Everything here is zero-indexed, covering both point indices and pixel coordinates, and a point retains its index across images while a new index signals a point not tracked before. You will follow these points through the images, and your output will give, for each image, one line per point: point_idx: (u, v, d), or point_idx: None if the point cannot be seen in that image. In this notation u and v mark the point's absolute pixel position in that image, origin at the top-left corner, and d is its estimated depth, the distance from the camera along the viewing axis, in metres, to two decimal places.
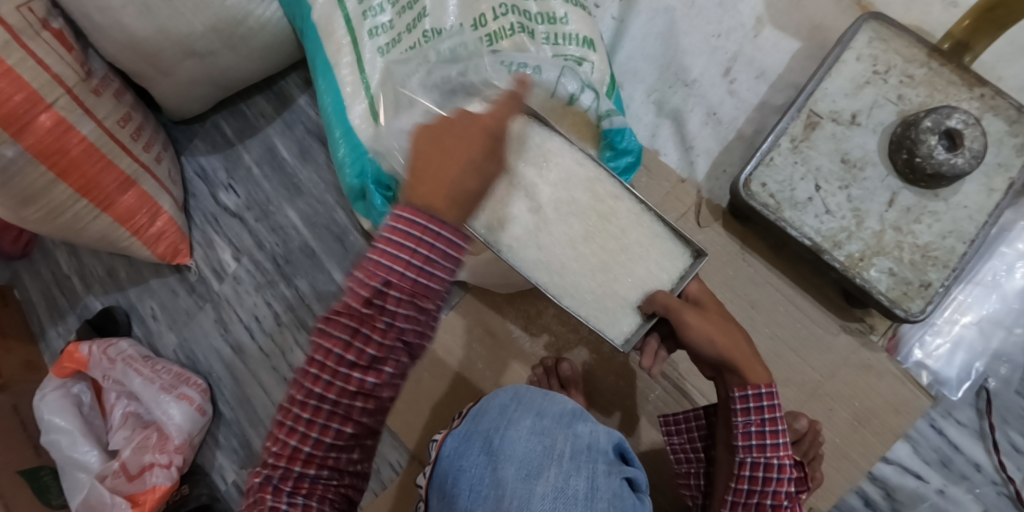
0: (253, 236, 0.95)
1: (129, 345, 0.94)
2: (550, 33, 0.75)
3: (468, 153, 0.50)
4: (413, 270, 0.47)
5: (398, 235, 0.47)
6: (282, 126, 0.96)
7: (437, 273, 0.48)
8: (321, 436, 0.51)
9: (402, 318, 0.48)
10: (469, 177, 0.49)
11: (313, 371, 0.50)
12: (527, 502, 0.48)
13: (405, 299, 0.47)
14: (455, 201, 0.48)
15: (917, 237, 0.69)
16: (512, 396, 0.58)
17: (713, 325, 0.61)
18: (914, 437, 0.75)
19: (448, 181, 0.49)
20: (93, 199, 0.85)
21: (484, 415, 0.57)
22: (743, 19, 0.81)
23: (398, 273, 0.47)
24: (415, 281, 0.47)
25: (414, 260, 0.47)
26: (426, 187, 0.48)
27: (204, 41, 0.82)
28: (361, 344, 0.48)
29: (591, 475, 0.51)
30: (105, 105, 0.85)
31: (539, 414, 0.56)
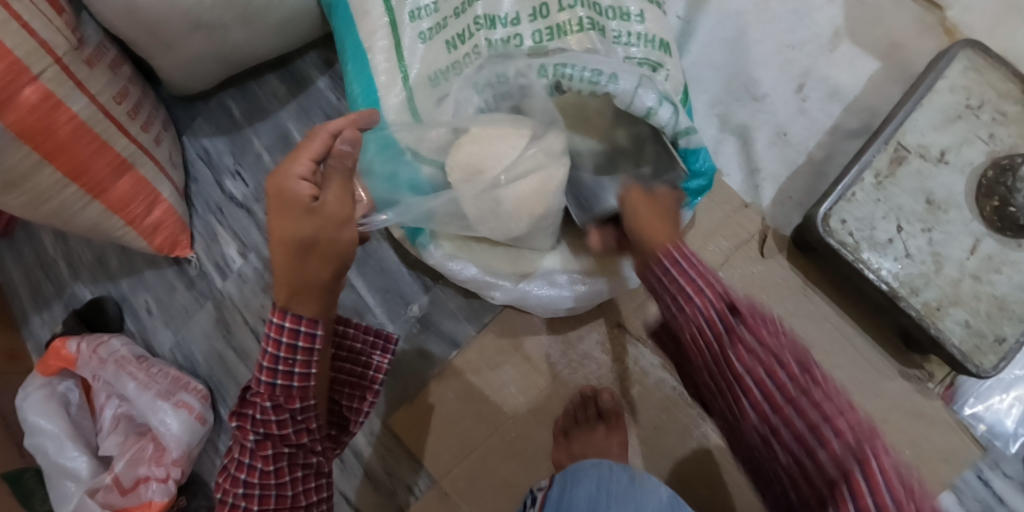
0: (262, 231, 0.87)
1: (121, 343, 0.86)
2: (622, 32, 0.67)
3: (301, 228, 0.46)
4: (275, 379, 0.49)
5: (265, 356, 0.49)
6: (297, 110, 0.86)
7: (292, 377, 0.49)
8: None
9: (276, 424, 0.51)
10: (299, 255, 0.47)
11: (228, 500, 0.54)
12: None
13: (274, 409, 0.50)
14: (287, 286, 0.47)
15: (994, 288, 0.65)
16: (598, 483, 0.58)
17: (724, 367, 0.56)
18: (961, 487, 0.72)
19: (299, 270, 0.47)
20: (84, 184, 0.76)
21: (574, 505, 0.57)
22: (819, 31, 0.74)
23: (264, 388, 0.49)
24: (275, 390, 0.49)
25: (273, 371, 0.49)
26: (288, 282, 0.47)
27: (218, 14, 0.72)
28: (252, 454, 0.52)
29: None
30: (99, 78, 0.75)
31: (637, 509, 0.56)
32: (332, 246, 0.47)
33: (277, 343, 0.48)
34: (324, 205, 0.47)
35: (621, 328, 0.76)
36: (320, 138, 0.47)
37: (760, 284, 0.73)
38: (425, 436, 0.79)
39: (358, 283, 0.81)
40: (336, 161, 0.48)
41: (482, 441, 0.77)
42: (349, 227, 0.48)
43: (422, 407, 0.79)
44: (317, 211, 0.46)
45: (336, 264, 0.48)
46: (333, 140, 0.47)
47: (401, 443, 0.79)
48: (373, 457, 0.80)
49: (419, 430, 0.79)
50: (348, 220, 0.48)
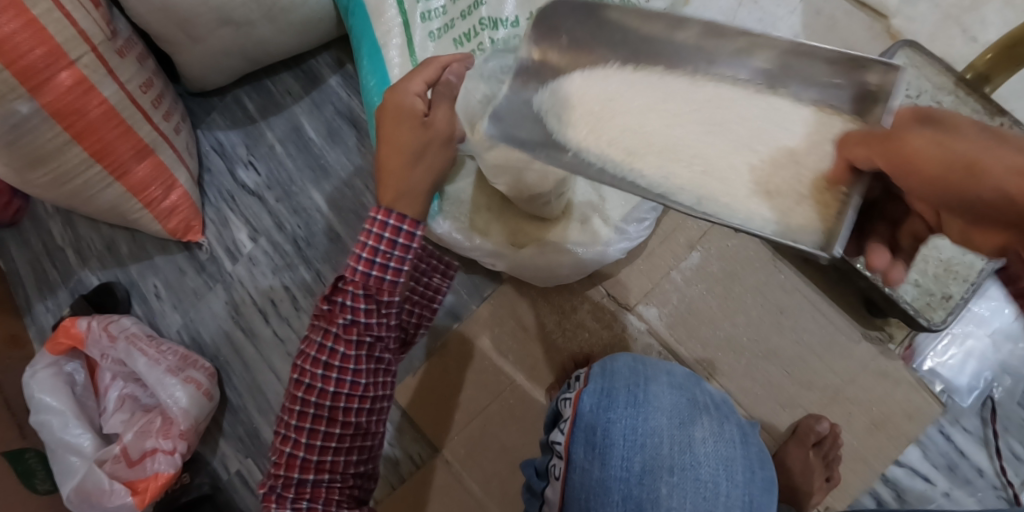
0: (272, 216, 0.92)
1: (131, 323, 0.89)
2: None
3: (412, 137, 0.56)
4: (373, 267, 0.56)
5: (368, 242, 0.56)
6: (310, 105, 0.93)
7: (390, 267, 0.57)
8: (315, 439, 0.58)
9: (364, 310, 0.57)
10: (409, 163, 0.57)
11: (304, 382, 0.59)
12: (689, 446, 0.56)
13: (365, 295, 0.57)
14: (392, 187, 0.57)
15: (941, 252, 0.74)
16: (634, 359, 0.62)
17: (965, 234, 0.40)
18: (925, 442, 0.80)
19: (404, 173, 0.57)
20: (108, 165, 0.81)
21: (615, 373, 0.60)
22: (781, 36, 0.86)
23: (360, 273, 0.56)
24: (370, 277, 0.57)
25: (372, 260, 0.56)
26: (392, 185, 0.57)
27: (244, 11, 0.80)
28: (334, 339, 0.58)
29: (738, 425, 0.59)
30: (128, 68, 0.81)
31: (669, 372, 0.62)
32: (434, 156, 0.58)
33: (381, 234, 0.56)
34: (434, 121, 0.57)
35: (611, 298, 0.82)
36: (433, 67, 0.57)
37: (737, 257, 0.81)
38: (428, 408, 0.83)
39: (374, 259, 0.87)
40: (445, 88, 0.57)
41: (485, 409, 0.82)
42: (449, 145, 0.58)
43: (427, 380, 0.83)
44: (426, 126, 0.56)
45: (431, 178, 0.58)
46: (443, 71, 0.57)
47: (405, 413, 0.83)
48: None
49: (424, 399, 0.83)
50: (450, 138, 0.58)
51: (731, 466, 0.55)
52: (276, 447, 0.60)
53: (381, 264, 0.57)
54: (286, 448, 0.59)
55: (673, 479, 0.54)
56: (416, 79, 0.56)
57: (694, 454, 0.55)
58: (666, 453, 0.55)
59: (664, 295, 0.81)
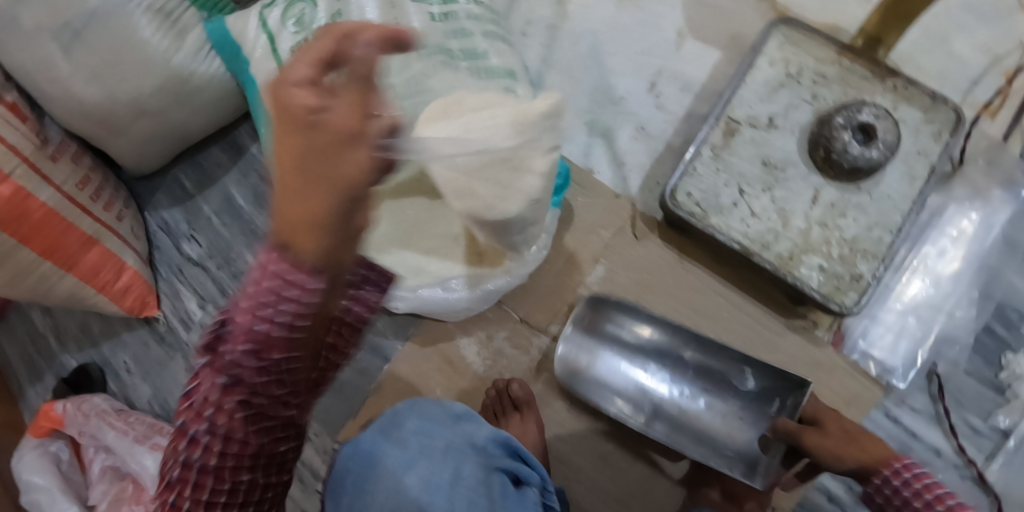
0: (216, 284, 0.98)
1: (103, 399, 0.96)
2: (473, 67, 0.76)
3: (299, 145, 0.33)
4: (259, 322, 0.38)
5: (253, 288, 0.36)
6: (237, 175, 0.99)
7: (279, 324, 0.38)
8: (202, 491, 0.48)
9: (252, 370, 0.41)
10: (301, 183, 0.33)
11: (190, 433, 0.45)
12: (398, 486, 0.60)
13: (252, 353, 0.40)
14: (288, 217, 0.33)
15: (843, 232, 0.70)
16: (409, 403, 0.70)
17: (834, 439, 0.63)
18: (871, 428, 0.77)
19: (303, 200, 0.33)
20: (57, 260, 0.87)
21: (381, 421, 0.68)
22: (665, 34, 0.84)
23: (244, 323, 0.38)
24: (258, 333, 0.39)
25: (257, 316, 0.37)
26: (288, 216, 0.33)
27: (155, 100, 0.87)
28: (216, 404, 0.43)
29: (458, 462, 0.62)
30: (62, 170, 0.88)
31: (428, 417, 0.67)
32: (340, 169, 0.33)
33: (271, 280, 0.35)
34: (328, 121, 0.32)
35: (525, 323, 0.81)
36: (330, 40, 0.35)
37: (644, 265, 0.79)
38: None
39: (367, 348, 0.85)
40: (354, 70, 0.34)
41: None
42: (359, 147, 0.33)
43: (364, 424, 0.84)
44: (315, 126, 0.33)
45: (331, 196, 0.33)
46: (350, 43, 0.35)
47: None
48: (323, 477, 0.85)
49: None
50: (359, 137, 0.33)
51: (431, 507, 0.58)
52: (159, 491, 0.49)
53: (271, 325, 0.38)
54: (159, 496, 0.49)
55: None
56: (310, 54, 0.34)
57: (401, 495, 0.59)
58: (381, 492, 0.60)
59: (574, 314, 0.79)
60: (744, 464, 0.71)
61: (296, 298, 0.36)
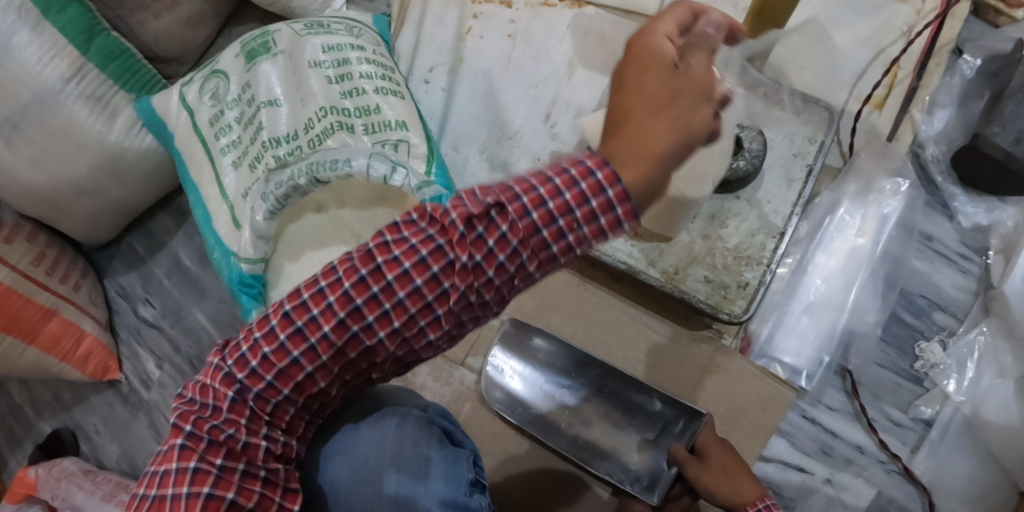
0: (170, 342, 1.03)
1: (73, 462, 1.01)
2: (368, 124, 0.82)
3: (659, 84, 0.40)
4: (534, 208, 0.37)
5: (556, 183, 0.37)
6: (183, 237, 1.05)
7: (570, 234, 0.38)
8: (295, 394, 0.43)
9: (495, 271, 0.40)
10: (651, 115, 0.39)
11: (312, 319, 0.41)
12: (354, 434, 0.60)
13: (508, 248, 0.38)
14: (645, 146, 0.38)
15: (727, 240, 0.73)
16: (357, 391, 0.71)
17: (713, 475, 0.67)
18: (789, 431, 0.77)
19: (647, 128, 0.39)
20: (20, 333, 0.92)
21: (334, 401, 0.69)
22: (556, 67, 0.88)
23: (540, 209, 0.37)
24: (534, 230, 0.38)
25: (547, 213, 0.37)
26: (626, 138, 0.39)
27: (91, 180, 0.94)
28: (365, 302, 0.41)
29: (404, 416, 0.62)
30: (17, 250, 0.94)
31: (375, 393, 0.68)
32: (681, 110, 0.39)
33: (568, 181, 0.37)
34: (686, 75, 0.41)
35: (443, 356, 0.85)
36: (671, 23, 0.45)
37: (548, 290, 0.84)
38: None
39: None
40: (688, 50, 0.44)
41: None
42: (704, 105, 0.40)
43: None
44: (676, 71, 0.41)
45: (681, 131, 0.39)
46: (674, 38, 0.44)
47: None
48: None
49: None
50: (706, 97, 0.41)
51: (382, 448, 0.59)
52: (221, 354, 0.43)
53: (513, 230, 0.38)
54: (218, 359, 0.43)
55: (337, 460, 0.58)
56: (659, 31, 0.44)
57: (357, 440, 0.59)
58: (336, 442, 0.60)
59: (487, 343, 0.85)
60: (639, 480, 0.75)
61: (571, 225, 0.38)
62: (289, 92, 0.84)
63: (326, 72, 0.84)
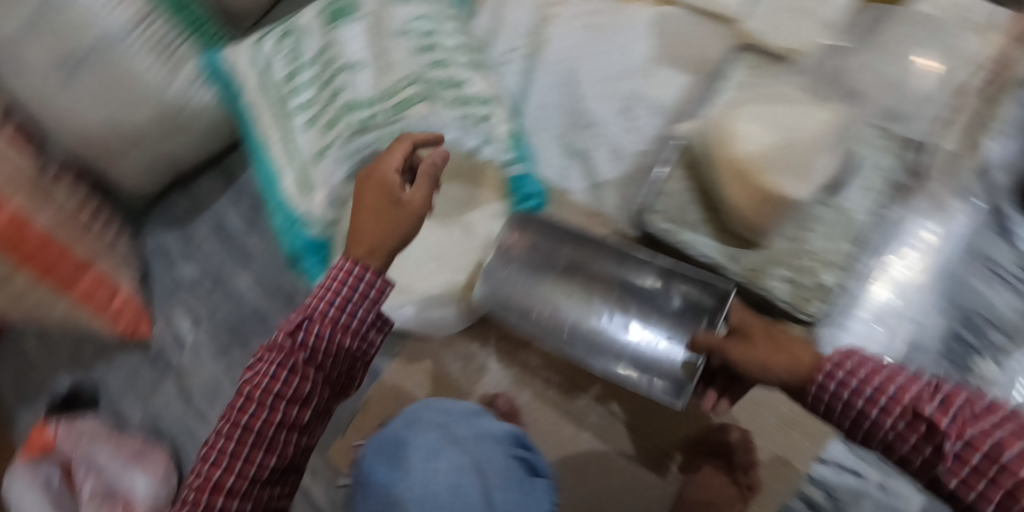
0: (208, 306, 1.00)
1: (94, 421, 0.97)
2: (454, 98, 0.81)
3: (391, 207, 0.67)
4: (325, 320, 0.64)
5: (338, 290, 0.64)
6: (230, 200, 1.03)
7: (356, 318, 0.65)
8: (249, 465, 0.64)
9: (323, 351, 0.64)
10: (377, 217, 0.66)
11: (252, 406, 0.64)
12: (429, 475, 0.57)
13: (320, 338, 0.64)
14: (367, 245, 0.65)
15: (809, 243, 0.72)
16: (416, 407, 0.68)
17: (775, 350, 0.58)
18: (845, 435, 0.79)
19: (372, 231, 0.66)
20: (55, 281, 0.87)
21: (393, 423, 0.66)
22: (635, 60, 0.88)
23: (321, 313, 0.63)
24: (336, 321, 0.64)
25: (330, 301, 0.64)
26: (363, 242, 0.65)
27: (150, 130, 0.91)
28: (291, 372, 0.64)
29: (484, 454, 0.60)
30: (60, 195, 0.90)
31: (444, 412, 0.66)
32: (395, 219, 0.66)
33: (343, 282, 0.64)
34: (408, 202, 0.67)
35: (506, 338, 0.85)
36: (406, 145, 0.71)
37: None
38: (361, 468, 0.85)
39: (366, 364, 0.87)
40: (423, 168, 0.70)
41: None
42: (421, 220, 0.67)
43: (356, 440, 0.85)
44: (401, 204, 0.67)
45: (382, 231, 0.66)
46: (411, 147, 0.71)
47: (336, 473, 0.85)
48: (313, 490, 0.85)
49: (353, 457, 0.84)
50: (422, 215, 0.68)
51: (461, 488, 0.56)
52: (205, 470, 0.64)
53: (325, 324, 0.64)
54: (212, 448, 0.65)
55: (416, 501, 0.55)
56: (395, 157, 0.70)
57: (433, 483, 0.57)
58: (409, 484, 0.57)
59: None
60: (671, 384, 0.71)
61: (353, 309, 0.64)
62: (372, 58, 0.83)
63: (413, 43, 0.83)
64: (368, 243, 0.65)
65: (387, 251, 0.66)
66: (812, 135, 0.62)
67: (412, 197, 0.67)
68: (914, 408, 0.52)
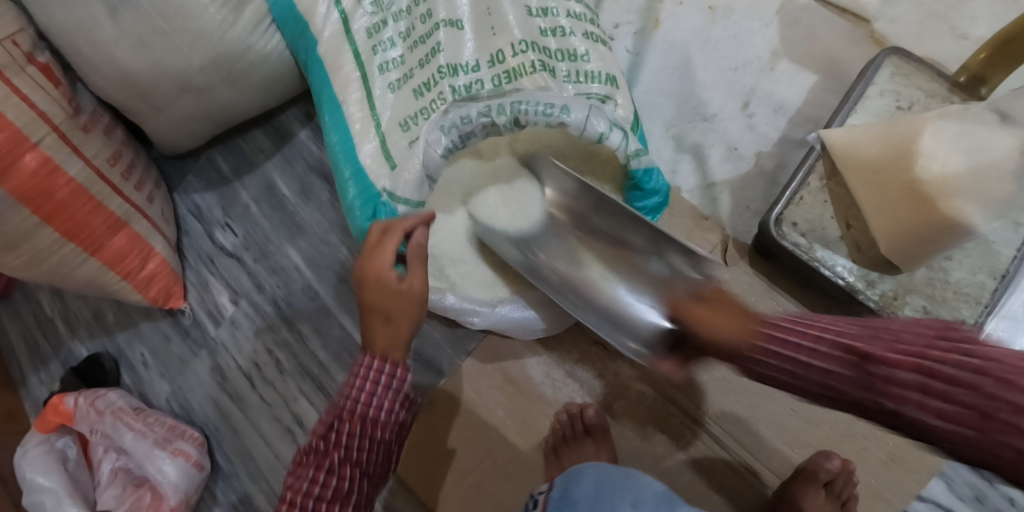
0: (251, 278, 0.91)
1: (118, 396, 0.87)
2: (572, 71, 0.72)
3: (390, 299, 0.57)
4: (354, 407, 0.55)
5: (368, 381, 0.55)
6: (282, 162, 0.92)
7: (387, 407, 0.56)
8: None
9: (359, 448, 0.55)
10: (387, 312, 0.57)
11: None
12: None
13: (355, 432, 0.54)
14: (388, 339, 0.57)
15: (947, 274, 0.68)
16: (598, 482, 0.63)
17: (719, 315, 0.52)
18: (947, 474, 0.75)
19: (392, 325, 0.57)
20: (81, 243, 0.77)
21: (578, 501, 0.61)
22: (758, 52, 0.80)
23: (351, 407, 0.55)
24: (366, 415, 0.55)
25: (358, 397, 0.55)
26: (383, 335, 0.57)
27: (202, 77, 0.80)
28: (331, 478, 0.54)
29: None
30: (93, 143, 0.78)
31: (635, 503, 0.60)
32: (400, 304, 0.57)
33: (376, 376, 0.55)
34: (411, 288, 0.58)
35: (597, 345, 0.78)
36: (395, 233, 0.60)
37: None
38: (421, 466, 0.77)
39: (439, 360, 0.80)
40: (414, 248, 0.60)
41: (477, 467, 0.77)
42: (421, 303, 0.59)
43: (420, 442, 0.78)
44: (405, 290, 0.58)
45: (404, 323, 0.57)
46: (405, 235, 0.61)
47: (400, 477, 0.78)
48: None
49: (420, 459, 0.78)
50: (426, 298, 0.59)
51: None
52: None
53: (355, 422, 0.54)
54: None
55: None
56: (383, 249, 0.59)
57: None
58: None
59: None
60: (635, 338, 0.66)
61: (383, 397, 0.55)
62: (477, 17, 0.72)
63: (526, 2, 0.72)
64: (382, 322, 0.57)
65: (405, 345, 0.58)
66: (998, 162, 0.56)
67: (411, 286, 0.58)
68: (850, 339, 0.44)
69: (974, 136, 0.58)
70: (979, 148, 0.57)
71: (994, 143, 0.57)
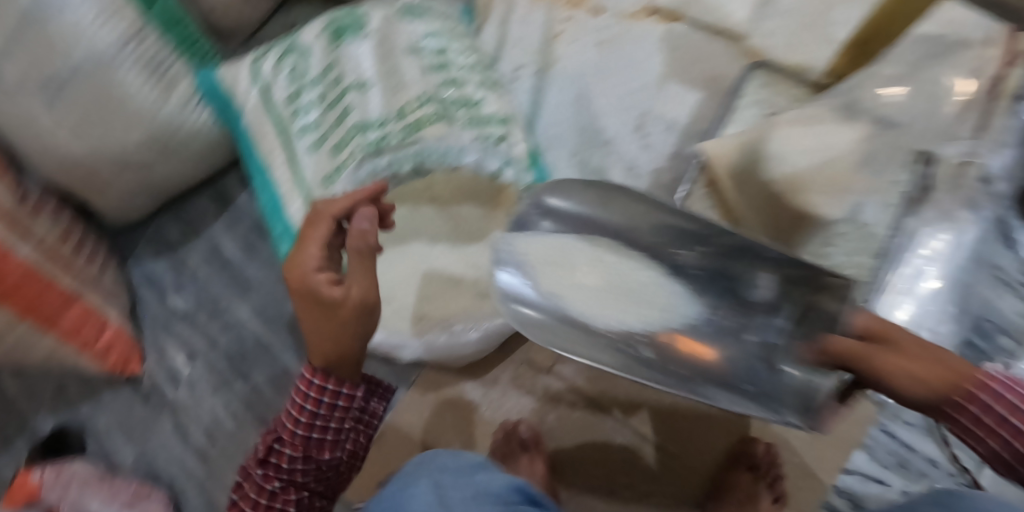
0: (204, 337, 0.95)
1: (83, 466, 0.89)
2: (470, 117, 0.79)
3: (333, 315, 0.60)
4: (302, 409, 0.67)
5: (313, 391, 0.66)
6: (225, 225, 0.98)
7: (325, 406, 0.68)
8: None
9: (310, 437, 0.69)
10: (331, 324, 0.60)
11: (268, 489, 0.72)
12: None
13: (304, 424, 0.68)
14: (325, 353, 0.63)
15: (830, 259, 0.74)
16: (420, 464, 0.67)
17: (913, 357, 0.48)
18: (870, 445, 0.80)
19: (337, 337, 0.61)
20: (36, 319, 0.80)
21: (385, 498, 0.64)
22: (647, 77, 0.88)
23: (299, 407, 0.67)
24: (308, 412, 0.67)
25: (304, 399, 0.67)
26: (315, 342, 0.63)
27: (139, 154, 0.86)
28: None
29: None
30: (43, 224, 0.84)
31: (442, 469, 0.64)
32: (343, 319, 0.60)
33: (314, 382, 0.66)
34: (352, 296, 0.59)
35: (528, 365, 0.83)
36: (324, 225, 0.61)
37: None
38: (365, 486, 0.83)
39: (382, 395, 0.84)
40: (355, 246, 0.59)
41: None
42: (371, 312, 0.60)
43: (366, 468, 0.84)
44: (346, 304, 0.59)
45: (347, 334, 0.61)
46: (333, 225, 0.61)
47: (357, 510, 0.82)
48: None
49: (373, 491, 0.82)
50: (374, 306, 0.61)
51: None
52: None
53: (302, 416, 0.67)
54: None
55: None
56: (316, 248, 0.60)
57: None
58: None
59: None
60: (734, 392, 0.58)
61: (323, 398, 0.67)
62: (382, 77, 0.81)
63: (424, 61, 0.83)
64: (324, 328, 0.61)
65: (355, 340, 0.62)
66: (844, 153, 0.70)
67: (347, 302, 0.59)
68: (955, 369, 0.47)
69: (813, 138, 0.71)
70: (818, 142, 0.71)
71: (814, 141, 0.72)
